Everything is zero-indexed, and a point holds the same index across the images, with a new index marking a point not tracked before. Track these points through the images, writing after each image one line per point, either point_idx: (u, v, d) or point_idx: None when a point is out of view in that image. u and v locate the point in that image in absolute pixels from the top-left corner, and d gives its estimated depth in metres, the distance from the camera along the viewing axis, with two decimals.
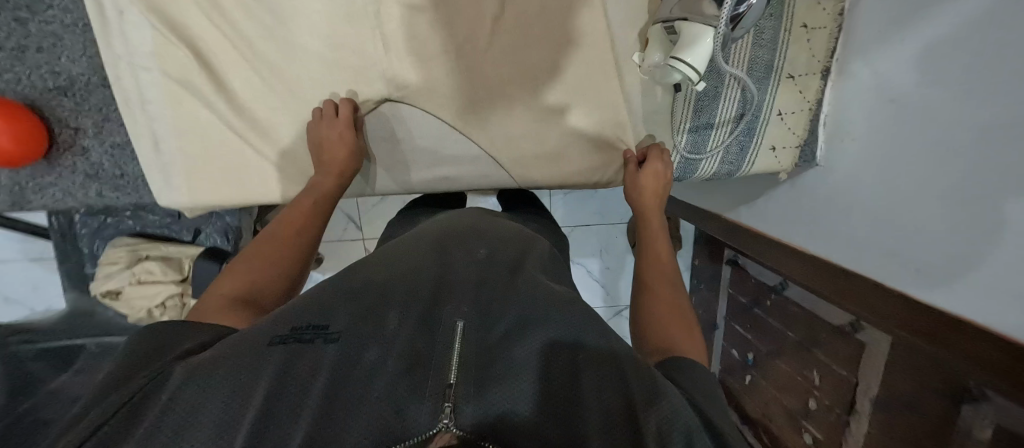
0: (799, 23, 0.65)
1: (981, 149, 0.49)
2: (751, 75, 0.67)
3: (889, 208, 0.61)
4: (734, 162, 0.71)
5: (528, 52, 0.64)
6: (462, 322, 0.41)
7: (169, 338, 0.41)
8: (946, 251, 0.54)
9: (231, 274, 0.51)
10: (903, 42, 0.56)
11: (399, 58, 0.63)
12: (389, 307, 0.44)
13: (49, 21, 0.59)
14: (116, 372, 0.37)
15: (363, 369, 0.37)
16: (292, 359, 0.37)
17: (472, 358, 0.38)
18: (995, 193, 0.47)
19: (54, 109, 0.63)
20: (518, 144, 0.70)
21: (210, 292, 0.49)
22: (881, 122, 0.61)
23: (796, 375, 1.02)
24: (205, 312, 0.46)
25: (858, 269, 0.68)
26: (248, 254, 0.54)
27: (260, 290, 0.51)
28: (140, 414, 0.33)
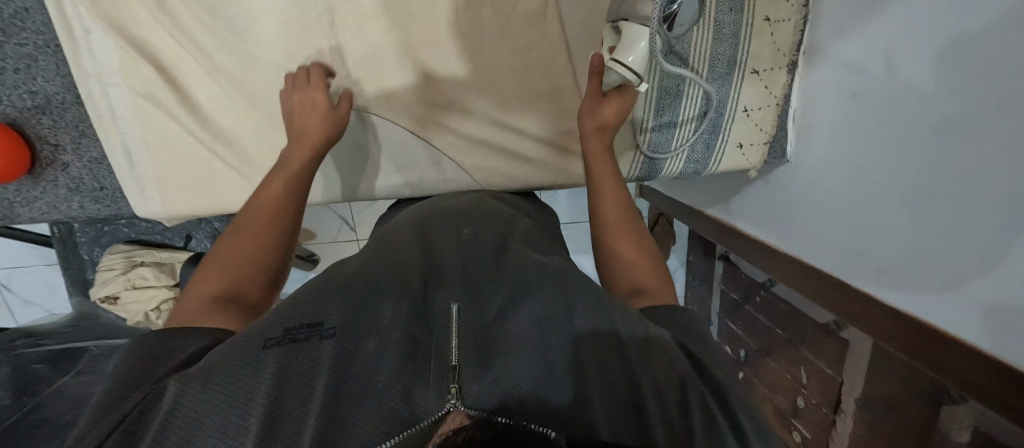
0: (761, 16, 0.63)
1: (977, 154, 0.44)
2: (713, 72, 0.65)
3: (870, 212, 0.57)
4: (700, 161, 0.71)
5: (482, 56, 0.64)
6: (457, 306, 0.41)
7: (167, 345, 0.38)
8: (933, 261, 0.50)
9: (208, 272, 0.46)
10: (888, 34, 0.51)
11: (355, 67, 0.64)
12: (382, 299, 0.40)
13: (23, 43, 0.62)
14: (112, 388, 0.35)
15: (365, 361, 0.35)
16: (290, 357, 0.34)
17: (470, 352, 0.36)
18: (982, 204, 0.44)
19: (34, 127, 0.66)
20: (478, 148, 0.70)
21: (186, 296, 0.45)
22: (864, 119, 0.57)
23: (786, 374, 0.99)
24: (181, 319, 0.42)
25: (828, 269, 0.66)
26: (224, 247, 0.49)
27: (247, 288, 0.46)
28: (141, 429, 0.31)
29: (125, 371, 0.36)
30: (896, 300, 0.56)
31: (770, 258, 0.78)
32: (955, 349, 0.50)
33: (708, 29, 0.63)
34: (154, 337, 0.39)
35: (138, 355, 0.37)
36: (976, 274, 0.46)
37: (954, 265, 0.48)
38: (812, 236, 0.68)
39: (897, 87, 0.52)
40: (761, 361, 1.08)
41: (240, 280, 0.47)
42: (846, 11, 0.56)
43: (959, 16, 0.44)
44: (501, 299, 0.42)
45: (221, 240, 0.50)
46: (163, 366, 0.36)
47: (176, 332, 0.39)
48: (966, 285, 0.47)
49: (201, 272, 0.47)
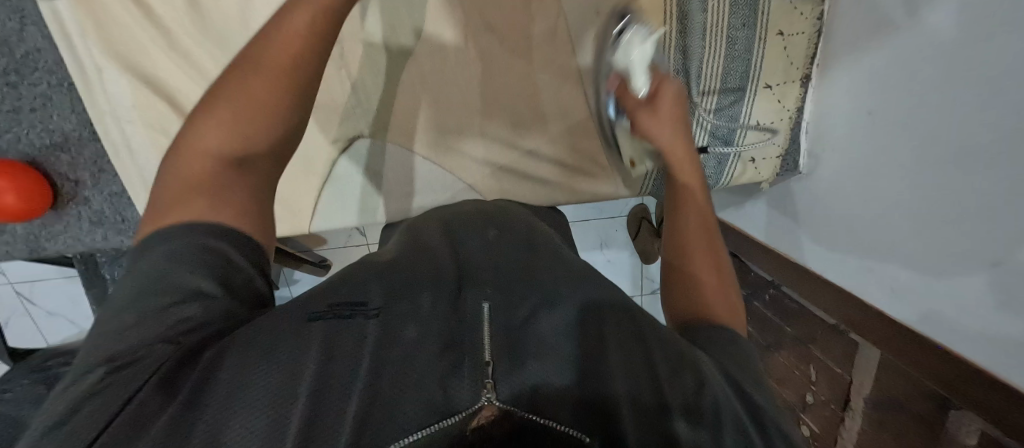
0: (776, 30, 0.61)
1: (981, 167, 0.46)
2: (724, 88, 0.65)
3: (880, 226, 0.58)
4: (713, 176, 0.70)
5: (491, 80, 0.64)
6: (488, 305, 0.37)
7: (186, 276, 0.32)
8: (940, 275, 0.52)
9: (205, 131, 0.37)
10: (896, 48, 0.52)
11: (366, 96, 0.65)
12: (421, 285, 0.39)
13: (37, 83, 0.62)
14: (124, 325, 0.30)
15: (401, 347, 0.31)
16: (333, 336, 0.31)
17: (503, 348, 0.33)
18: (982, 231, 0.47)
19: (54, 164, 0.67)
20: (488, 169, 0.69)
21: (181, 152, 0.38)
22: (874, 133, 0.57)
23: (796, 370, 1.00)
24: (179, 190, 0.36)
25: (841, 283, 0.67)
26: (226, 92, 0.38)
27: (252, 167, 0.38)
28: (175, 384, 0.27)
29: (139, 301, 0.31)
30: (903, 317, 0.58)
31: (780, 267, 0.79)
32: (953, 363, 0.52)
33: (721, 44, 0.62)
34: (168, 261, 0.32)
35: (150, 284, 0.32)
36: (975, 291, 0.48)
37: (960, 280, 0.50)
38: (824, 250, 0.68)
39: (899, 111, 0.53)
40: (769, 356, 1.09)
41: (243, 157, 0.38)
42: (853, 26, 0.57)
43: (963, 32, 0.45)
44: (535, 296, 0.39)
45: (223, 79, 0.39)
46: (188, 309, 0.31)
47: (173, 228, 0.34)
48: (972, 306, 0.49)
49: (199, 122, 0.38)
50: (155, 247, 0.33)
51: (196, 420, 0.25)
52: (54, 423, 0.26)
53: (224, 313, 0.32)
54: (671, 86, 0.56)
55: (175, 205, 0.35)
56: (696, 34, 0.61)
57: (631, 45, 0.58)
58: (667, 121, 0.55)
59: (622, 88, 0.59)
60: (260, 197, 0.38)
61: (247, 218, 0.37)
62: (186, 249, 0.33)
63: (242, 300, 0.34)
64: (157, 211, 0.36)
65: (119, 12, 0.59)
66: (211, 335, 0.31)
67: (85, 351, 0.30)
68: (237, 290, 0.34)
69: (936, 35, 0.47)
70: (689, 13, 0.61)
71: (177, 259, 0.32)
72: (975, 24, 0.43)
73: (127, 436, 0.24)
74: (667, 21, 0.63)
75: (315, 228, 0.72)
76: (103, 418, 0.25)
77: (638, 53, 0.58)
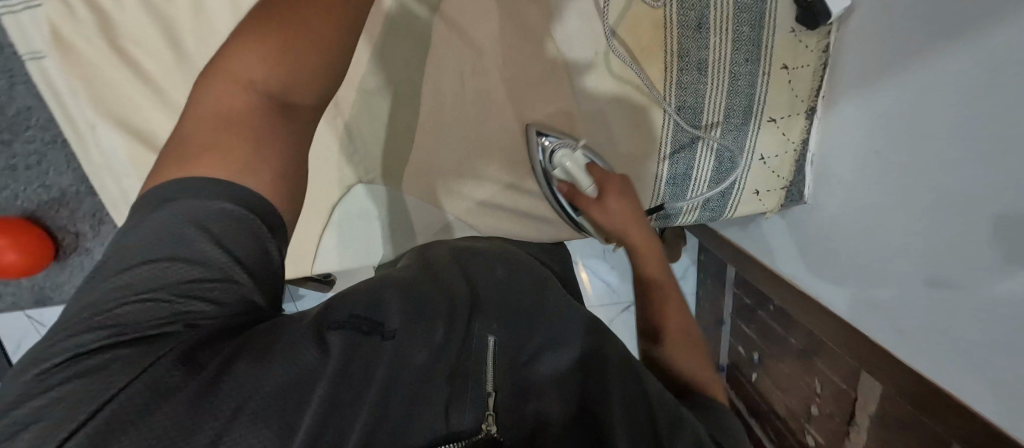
0: (780, 64, 0.60)
1: (981, 221, 0.44)
2: (728, 123, 0.63)
3: (882, 267, 0.58)
4: (715, 209, 0.70)
5: (487, 123, 0.63)
6: (493, 339, 0.42)
7: (212, 251, 0.31)
8: (939, 322, 0.51)
9: (244, 72, 0.40)
10: (902, 91, 0.51)
11: (366, 142, 0.65)
12: (434, 316, 0.40)
13: (30, 140, 0.65)
14: (138, 288, 0.29)
15: (411, 375, 0.35)
16: (352, 349, 0.32)
17: (507, 387, 0.39)
18: (983, 279, 0.45)
19: (54, 218, 0.71)
20: (492, 211, 0.68)
21: (217, 90, 0.39)
22: (876, 176, 0.56)
23: (800, 379, 1.00)
24: (212, 130, 0.37)
25: (849, 319, 0.66)
26: (265, 41, 0.42)
27: (287, 111, 0.41)
28: (200, 366, 0.26)
29: (157, 267, 0.30)
30: (913, 361, 0.56)
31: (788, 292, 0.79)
32: (967, 418, 0.50)
33: (724, 80, 0.60)
34: (196, 230, 0.31)
35: (172, 248, 0.31)
36: (976, 345, 0.47)
37: (957, 331, 0.49)
38: (831, 284, 0.68)
39: (903, 147, 0.52)
40: (775, 365, 1.09)
41: (280, 101, 0.41)
42: (860, 60, 0.55)
43: (965, 79, 0.43)
44: (541, 338, 0.45)
45: (260, 30, 0.43)
46: (209, 289, 0.30)
47: (208, 165, 0.35)
48: (967, 358, 0.48)
49: (240, 63, 0.41)
50: (180, 208, 0.32)
51: (214, 403, 0.25)
52: (56, 380, 0.25)
53: (244, 302, 0.32)
54: (616, 180, 0.64)
55: (206, 143, 0.36)
56: (697, 70, 0.60)
57: (567, 161, 0.62)
58: (619, 216, 0.63)
59: (573, 190, 0.65)
60: (293, 140, 0.40)
61: (279, 163, 0.38)
62: (215, 221, 0.32)
63: (262, 288, 0.33)
64: (184, 151, 0.36)
65: (108, 70, 0.58)
66: (229, 322, 0.30)
67: (85, 299, 0.28)
68: (261, 277, 0.33)
69: (935, 75, 0.46)
70: (689, 50, 0.59)
71: (206, 231, 0.32)
72: (971, 66, 0.43)
73: (140, 408, 0.24)
74: (667, 58, 0.60)
75: (317, 270, 0.72)
76: (115, 384, 0.25)
77: (572, 162, 0.62)
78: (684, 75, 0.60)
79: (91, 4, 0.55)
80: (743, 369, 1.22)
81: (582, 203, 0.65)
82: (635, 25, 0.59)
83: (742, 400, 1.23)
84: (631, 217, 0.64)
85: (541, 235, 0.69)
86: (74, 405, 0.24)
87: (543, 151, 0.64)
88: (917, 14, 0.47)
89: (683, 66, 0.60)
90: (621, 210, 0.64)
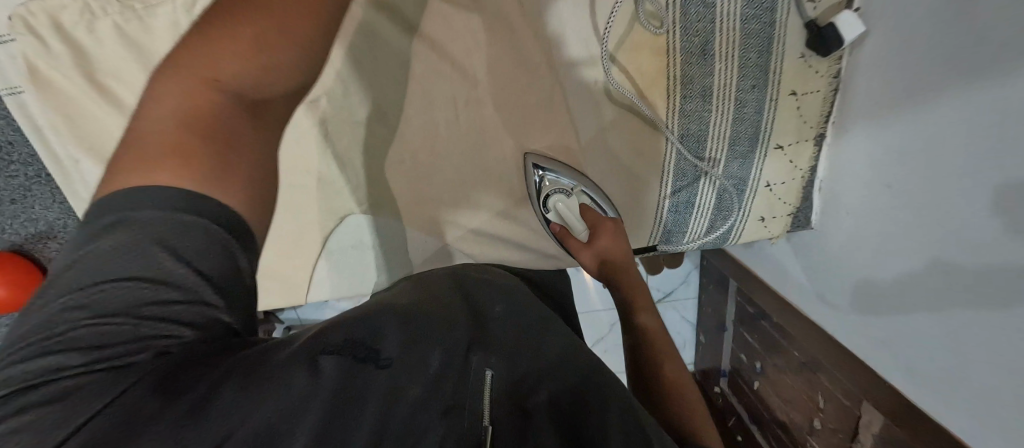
0: (788, 90, 0.59)
1: (977, 268, 0.43)
2: (734, 151, 0.62)
3: (881, 300, 0.56)
4: (720, 235, 0.70)
5: (483, 155, 0.62)
6: (491, 372, 0.38)
7: (179, 273, 0.28)
8: (937, 362, 0.50)
9: (211, 65, 0.34)
10: (906, 124, 0.50)
11: (355, 170, 0.63)
12: (433, 342, 0.38)
13: (15, 175, 0.64)
14: (100, 308, 0.27)
15: (405, 408, 0.32)
16: (344, 377, 0.31)
17: (505, 413, 0.36)
18: (979, 323, 0.44)
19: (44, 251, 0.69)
20: (488, 238, 0.68)
21: (176, 82, 0.33)
22: (878, 207, 0.55)
23: (804, 392, 0.82)
24: (172, 133, 0.31)
25: (849, 346, 0.65)
26: (234, 30, 0.35)
27: (262, 115, 0.35)
28: (177, 391, 0.26)
29: (119, 287, 0.28)
30: (913, 395, 0.55)
31: (788, 312, 0.77)
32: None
33: (729, 107, 0.59)
34: (160, 250, 0.28)
35: (133, 266, 0.28)
36: (972, 390, 0.46)
37: (954, 373, 0.48)
38: (830, 313, 0.67)
39: (903, 177, 0.51)
40: (779, 376, 0.90)
41: (253, 103, 0.35)
42: (868, 89, 0.54)
43: (969, 117, 0.42)
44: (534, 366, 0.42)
45: (229, 16, 0.36)
46: (176, 312, 0.28)
47: (173, 182, 0.29)
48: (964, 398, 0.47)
49: (204, 53, 0.34)
50: (140, 219, 0.29)
51: (195, 433, 0.25)
52: (16, 405, 0.24)
53: (217, 323, 0.30)
54: (607, 225, 0.63)
55: (167, 152, 0.30)
56: (701, 98, 0.59)
57: (559, 206, 0.64)
58: (608, 260, 0.62)
59: (565, 233, 0.64)
60: (266, 152, 0.35)
61: (255, 180, 0.33)
62: (182, 240, 0.29)
63: (236, 308, 0.31)
64: (135, 158, 0.30)
65: (92, 108, 0.57)
66: (204, 346, 0.29)
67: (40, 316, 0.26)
68: (236, 298, 0.31)
69: (936, 110, 0.46)
70: (692, 77, 0.58)
71: (174, 250, 0.29)
72: (965, 96, 0.42)
73: (115, 432, 0.24)
74: (668, 85, 0.59)
75: (312, 297, 0.71)
76: (86, 411, 0.24)
77: (565, 206, 0.63)
78: (687, 103, 0.59)
79: (68, 41, 0.53)
80: (744, 373, 1.04)
81: (571, 246, 0.64)
82: (635, 52, 0.57)
83: (742, 407, 1.06)
84: (624, 261, 0.62)
85: (540, 260, 0.68)
86: (39, 435, 0.23)
87: (537, 189, 0.64)
88: (915, 44, 0.47)
89: (686, 94, 0.59)
90: (615, 254, 0.62)
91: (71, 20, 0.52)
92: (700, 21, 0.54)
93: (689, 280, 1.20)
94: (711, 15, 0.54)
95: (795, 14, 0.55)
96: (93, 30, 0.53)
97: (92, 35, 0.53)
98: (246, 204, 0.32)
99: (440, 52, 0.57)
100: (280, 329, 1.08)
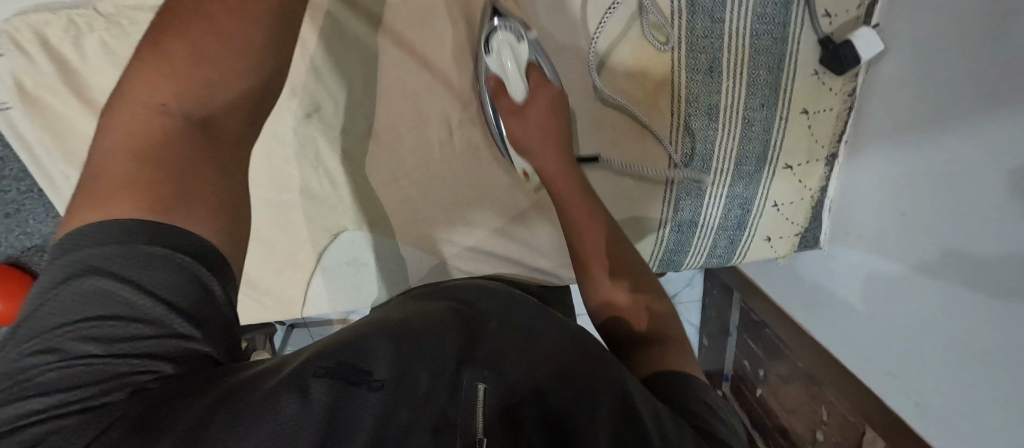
0: (800, 108, 0.57)
1: (982, 293, 0.42)
2: (739, 170, 0.61)
3: (888, 323, 0.55)
4: (723, 255, 0.68)
5: (478, 171, 0.62)
6: (483, 386, 0.34)
7: (152, 306, 0.28)
8: (943, 392, 0.48)
9: (154, 91, 0.32)
10: (917, 145, 0.48)
11: (348, 186, 0.62)
12: (427, 359, 0.34)
13: (7, 190, 0.63)
14: (69, 351, 0.26)
15: (395, 433, 0.29)
16: (336, 403, 0.28)
17: (496, 422, 0.32)
18: (989, 355, 0.42)
19: (38, 262, 0.69)
20: (484, 258, 0.66)
21: (118, 111, 0.32)
22: (889, 231, 0.53)
23: (806, 404, 0.78)
24: (125, 165, 0.30)
25: (853, 367, 0.62)
26: (169, 49, 0.33)
27: (216, 132, 0.33)
28: (160, 427, 0.24)
29: (86, 329, 0.26)
30: (926, 432, 0.51)
31: (791, 330, 0.74)
32: None
33: (736, 124, 0.58)
34: (128, 286, 0.27)
35: (101, 305, 0.27)
36: (982, 426, 0.44)
37: (961, 407, 0.46)
38: (833, 332, 0.65)
39: (912, 194, 0.49)
40: (783, 386, 0.86)
41: (206, 121, 0.33)
42: (879, 106, 0.53)
43: (977, 137, 0.41)
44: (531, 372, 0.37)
45: (158, 31, 0.35)
46: (155, 346, 0.27)
47: (129, 213, 0.29)
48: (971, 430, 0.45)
49: (143, 80, 0.33)
50: (106, 257, 0.27)
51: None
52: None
53: (194, 355, 0.28)
54: (545, 94, 0.56)
55: (122, 183, 0.29)
56: (706, 115, 0.57)
57: (503, 53, 0.54)
58: (535, 132, 0.56)
59: (498, 89, 0.57)
60: (228, 173, 0.33)
61: (214, 195, 0.32)
62: (150, 272, 0.28)
63: (214, 338, 0.30)
64: (92, 195, 0.30)
65: (78, 123, 0.55)
66: (182, 379, 0.27)
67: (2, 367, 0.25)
68: (214, 327, 0.30)
69: (950, 128, 0.44)
70: (697, 95, 0.56)
71: (142, 286, 0.28)
72: (977, 99, 0.41)
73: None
74: (674, 104, 0.58)
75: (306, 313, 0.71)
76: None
77: (511, 57, 0.54)
78: (693, 121, 0.58)
79: (54, 57, 0.52)
80: (746, 380, 0.99)
81: (502, 105, 0.57)
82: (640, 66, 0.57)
83: (745, 412, 1.00)
84: (554, 127, 0.57)
85: (534, 274, 0.66)
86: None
87: (490, 40, 0.54)
88: (926, 50, 0.46)
89: (692, 112, 0.57)
90: (544, 123, 0.56)
91: (57, 35, 0.51)
92: (707, 37, 0.54)
93: (694, 284, 1.16)
94: (719, 31, 0.53)
95: (808, 30, 0.54)
96: (78, 45, 0.52)
97: (77, 50, 0.52)
98: (203, 224, 0.30)
99: (437, 69, 0.57)
100: (282, 328, 1.10)
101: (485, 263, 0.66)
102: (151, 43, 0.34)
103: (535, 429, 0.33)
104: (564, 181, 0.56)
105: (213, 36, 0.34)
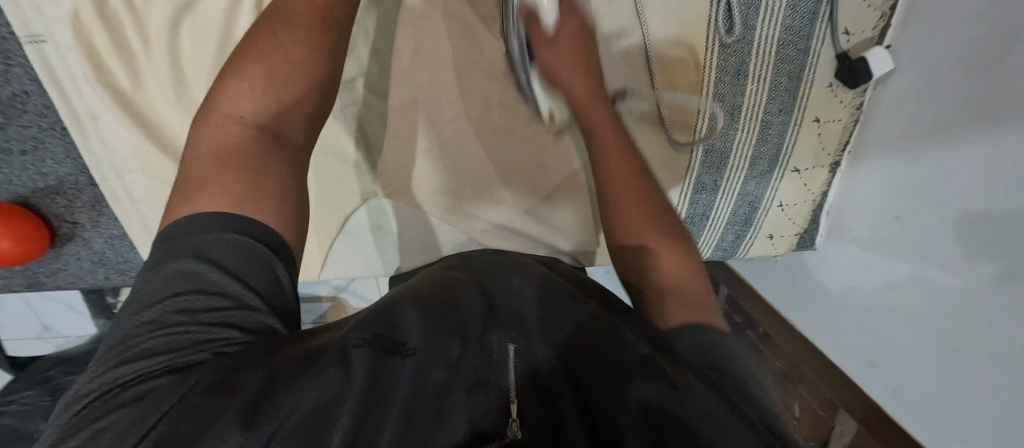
0: (812, 117, 0.63)
1: (976, 298, 0.47)
2: (752, 170, 0.66)
3: (873, 328, 0.60)
4: (728, 248, 0.72)
5: (510, 151, 0.65)
6: (514, 347, 0.33)
7: (229, 283, 0.30)
8: (923, 386, 0.54)
9: (235, 107, 0.39)
10: (921, 165, 0.53)
11: (381, 154, 0.64)
12: (464, 322, 0.35)
13: (27, 125, 0.61)
14: (164, 321, 0.28)
15: (431, 391, 0.30)
16: (375, 371, 0.29)
17: (527, 388, 0.32)
18: (967, 345, 0.48)
19: (49, 206, 0.68)
20: (506, 235, 0.69)
21: (207, 124, 0.38)
22: (883, 240, 0.59)
23: None
24: (211, 167, 0.36)
25: (833, 359, 0.68)
26: (244, 73, 0.41)
27: (283, 141, 0.40)
28: (231, 386, 0.26)
29: (178, 302, 0.29)
30: (906, 420, 0.57)
31: None
32: None
33: (754, 128, 0.63)
34: (209, 264, 0.30)
35: (189, 282, 0.30)
36: (963, 413, 0.49)
37: (939, 397, 0.52)
38: (810, 330, 0.71)
39: (909, 204, 0.54)
40: None
41: (275, 131, 0.40)
42: (884, 122, 0.59)
43: (977, 152, 0.46)
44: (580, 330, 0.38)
45: (232, 63, 0.42)
46: (231, 318, 0.30)
47: (209, 205, 0.33)
48: (954, 417, 0.50)
49: (227, 97, 0.40)
50: (200, 243, 0.31)
51: (257, 422, 0.24)
52: (97, 414, 0.24)
53: (263, 327, 0.31)
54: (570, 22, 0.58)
55: (208, 183, 0.34)
56: (729, 115, 0.62)
57: None
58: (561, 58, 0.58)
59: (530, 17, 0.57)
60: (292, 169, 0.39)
61: (280, 184, 0.37)
62: (230, 254, 0.31)
63: (280, 315, 0.32)
64: (185, 192, 0.35)
65: (123, 62, 0.57)
66: (253, 346, 0.29)
67: (118, 343, 0.28)
68: (277, 303, 0.32)
69: (953, 145, 0.48)
70: (724, 95, 0.61)
71: (222, 264, 0.31)
72: (981, 117, 0.45)
73: (184, 430, 0.23)
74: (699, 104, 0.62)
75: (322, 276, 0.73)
76: (158, 408, 0.24)
77: None
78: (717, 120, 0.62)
79: None
80: None
81: (534, 32, 0.58)
82: (670, 65, 0.61)
83: None
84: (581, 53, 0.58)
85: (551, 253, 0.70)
86: (120, 434, 0.23)
87: None
88: (936, 71, 0.51)
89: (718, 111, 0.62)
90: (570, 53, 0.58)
91: None
92: (739, 43, 0.58)
93: None
94: (750, 38, 0.58)
95: (828, 45, 0.59)
96: None
97: None
98: (272, 210, 0.35)
99: (481, 47, 0.60)
100: None
101: (500, 239, 0.69)
102: (229, 74, 0.41)
103: (564, 390, 0.32)
104: (585, 92, 0.58)
105: (283, 65, 0.42)
